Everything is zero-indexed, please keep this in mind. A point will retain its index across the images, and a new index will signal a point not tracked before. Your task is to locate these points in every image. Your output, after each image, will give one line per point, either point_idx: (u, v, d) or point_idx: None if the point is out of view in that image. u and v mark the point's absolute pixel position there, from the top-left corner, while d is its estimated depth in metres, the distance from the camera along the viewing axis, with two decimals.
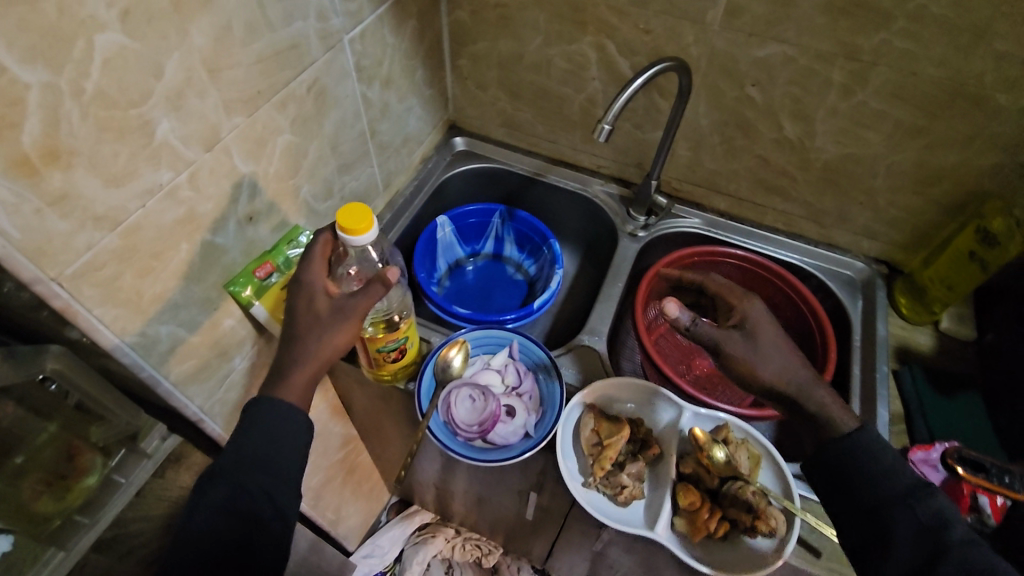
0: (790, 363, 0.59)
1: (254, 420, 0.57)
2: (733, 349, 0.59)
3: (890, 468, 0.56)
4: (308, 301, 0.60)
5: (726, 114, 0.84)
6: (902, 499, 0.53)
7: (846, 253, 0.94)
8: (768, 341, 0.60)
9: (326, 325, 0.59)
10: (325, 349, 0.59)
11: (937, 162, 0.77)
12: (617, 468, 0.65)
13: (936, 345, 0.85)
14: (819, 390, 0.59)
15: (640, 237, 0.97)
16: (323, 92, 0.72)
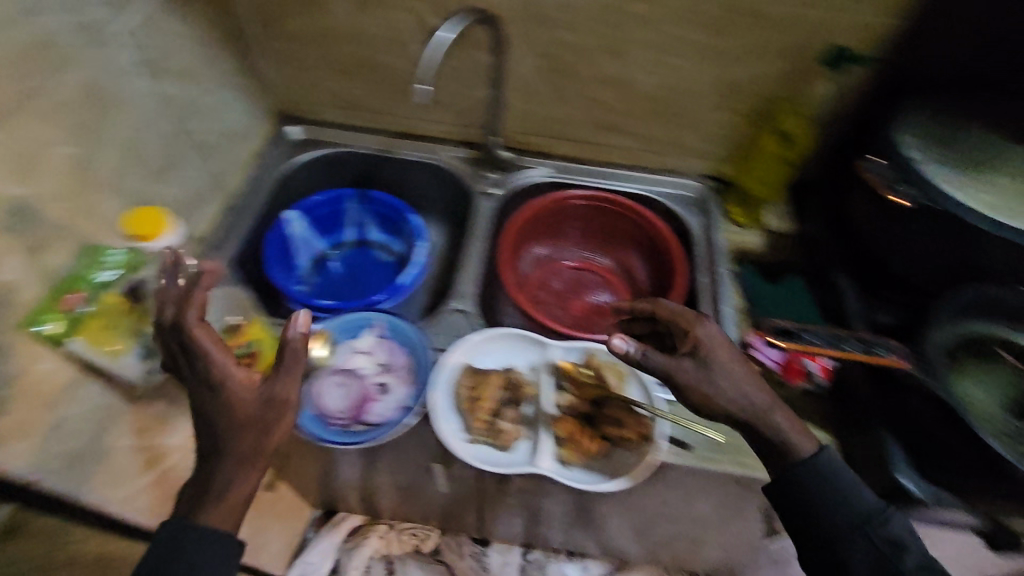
0: (746, 390, 0.56)
1: (178, 546, 0.47)
2: (686, 378, 0.57)
3: (847, 494, 0.55)
4: (229, 397, 0.52)
5: (547, 61, 0.87)
6: (857, 529, 0.53)
7: (684, 176, 1.01)
8: (722, 366, 0.57)
9: (258, 424, 0.51)
10: (255, 450, 0.51)
11: (735, 76, 0.84)
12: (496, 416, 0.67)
13: (766, 243, 0.93)
14: (776, 415, 0.56)
15: (494, 193, 0.98)
16: (96, 94, 0.67)
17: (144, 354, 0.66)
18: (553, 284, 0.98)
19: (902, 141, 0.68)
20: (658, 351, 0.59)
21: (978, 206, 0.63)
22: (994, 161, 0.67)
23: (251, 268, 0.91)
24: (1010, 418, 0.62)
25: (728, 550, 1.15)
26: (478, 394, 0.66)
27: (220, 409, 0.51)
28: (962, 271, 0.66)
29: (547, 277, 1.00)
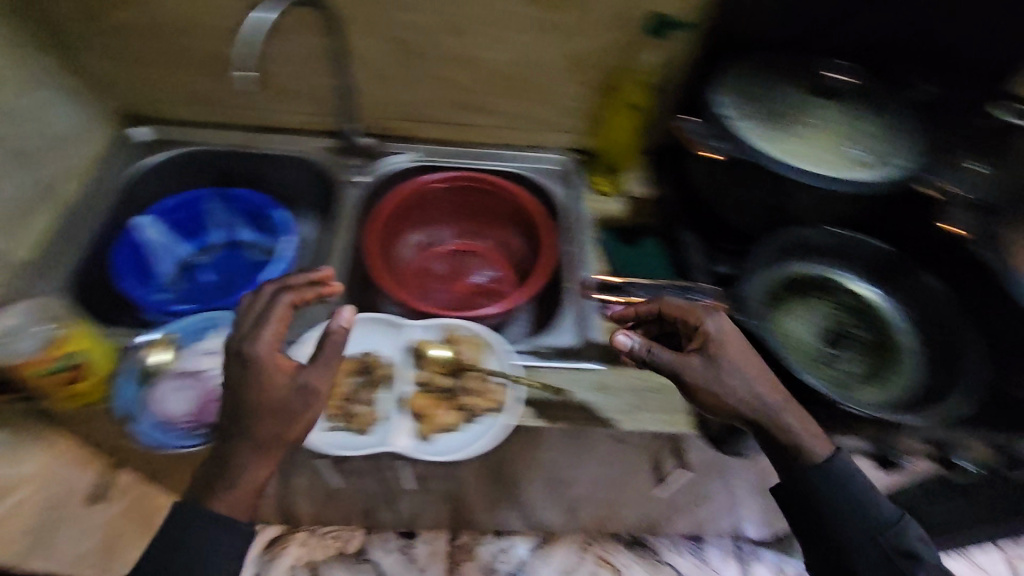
0: (755, 386, 0.59)
1: (190, 524, 0.53)
2: (693, 376, 0.59)
3: (861, 496, 0.57)
4: (264, 381, 0.56)
5: (392, 43, 0.86)
6: (869, 538, 0.56)
7: (549, 150, 1.03)
8: (731, 363, 0.59)
9: (279, 413, 0.55)
10: (273, 436, 0.55)
11: (574, 49, 0.87)
12: (352, 400, 0.68)
13: (628, 208, 0.96)
14: (788, 416, 0.58)
15: (360, 181, 0.97)
16: None
17: None
18: (435, 268, 0.99)
19: (717, 101, 0.73)
20: (667, 350, 0.61)
21: (783, 154, 0.69)
22: (799, 112, 0.73)
23: (103, 281, 0.86)
24: (820, 346, 0.69)
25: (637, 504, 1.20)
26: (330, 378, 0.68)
27: (257, 390, 0.55)
28: (777, 216, 0.74)
29: (427, 262, 1.01)
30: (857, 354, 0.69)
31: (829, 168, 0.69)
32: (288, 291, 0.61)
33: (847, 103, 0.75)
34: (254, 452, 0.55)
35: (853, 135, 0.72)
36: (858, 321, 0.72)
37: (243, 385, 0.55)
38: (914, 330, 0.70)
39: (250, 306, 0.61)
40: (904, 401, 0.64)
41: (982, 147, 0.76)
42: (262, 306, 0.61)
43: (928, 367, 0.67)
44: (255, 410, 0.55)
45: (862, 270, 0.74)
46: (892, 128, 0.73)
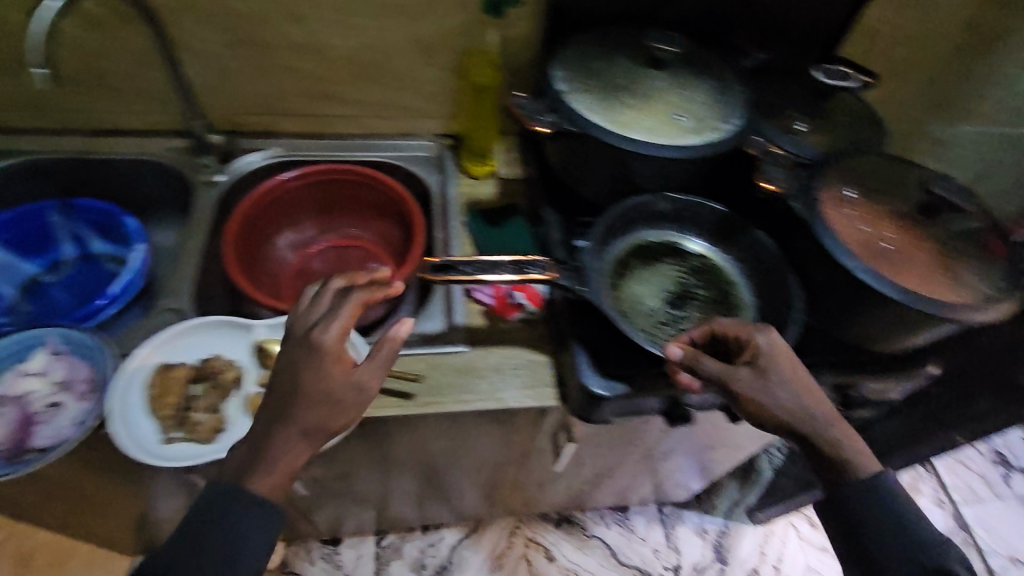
0: (800, 399, 0.59)
1: (223, 510, 0.52)
2: (742, 387, 0.59)
3: (903, 518, 0.60)
4: (318, 372, 0.54)
5: (230, 32, 0.83)
6: (909, 553, 0.58)
7: (419, 137, 1.02)
8: (779, 374, 0.59)
9: (330, 404, 0.54)
10: (310, 427, 0.54)
11: (423, 32, 0.86)
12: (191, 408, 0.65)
13: (497, 190, 0.97)
14: (834, 429, 0.60)
15: (218, 182, 0.93)
16: None
17: None
18: (311, 267, 0.99)
19: (553, 76, 0.74)
20: (713, 360, 0.60)
21: (615, 126, 0.71)
22: (635, 82, 0.75)
23: None
24: (665, 308, 0.72)
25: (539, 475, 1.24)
26: (166, 389, 0.65)
27: (312, 378, 0.54)
28: (621, 187, 0.76)
29: (307, 261, 1.00)
30: (699, 311, 0.72)
31: (660, 136, 0.71)
32: (359, 287, 0.59)
33: (680, 74, 0.76)
34: (287, 446, 0.53)
35: (684, 104, 0.74)
36: (702, 279, 0.75)
37: (301, 373, 0.54)
38: (750, 284, 0.74)
39: (314, 301, 0.58)
40: None
41: (804, 107, 0.82)
42: (326, 300, 0.58)
43: (761, 316, 0.71)
44: (301, 398, 0.53)
45: (704, 230, 0.77)
46: (722, 95, 0.76)
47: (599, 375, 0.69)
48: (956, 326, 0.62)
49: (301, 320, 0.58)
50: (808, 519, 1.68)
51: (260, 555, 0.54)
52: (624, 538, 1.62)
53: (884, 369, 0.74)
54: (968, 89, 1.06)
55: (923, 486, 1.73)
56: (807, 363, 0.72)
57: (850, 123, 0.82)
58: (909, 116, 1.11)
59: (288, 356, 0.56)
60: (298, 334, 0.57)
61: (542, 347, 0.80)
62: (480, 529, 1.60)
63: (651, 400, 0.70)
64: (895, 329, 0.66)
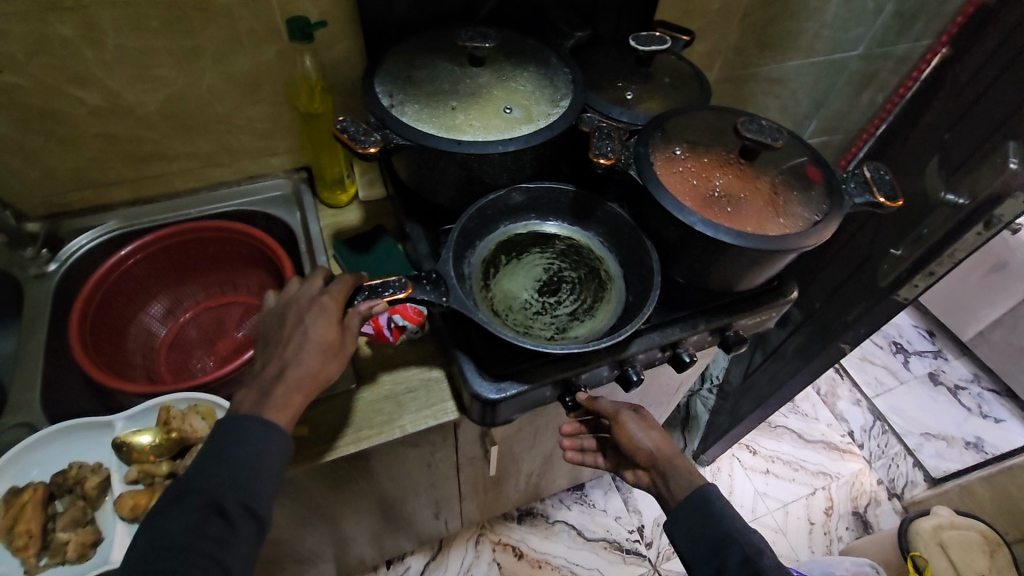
0: (666, 441, 0.75)
1: (239, 430, 0.55)
2: (623, 423, 0.76)
3: (720, 513, 0.68)
4: (322, 323, 0.60)
5: (16, 111, 0.75)
6: (729, 538, 0.65)
7: (269, 177, 0.98)
8: (649, 420, 0.77)
9: (331, 353, 0.60)
10: (311, 372, 0.59)
11: (237, 69, 0.81)
12: (51, 531, 0.59)
13: (363, 216, 0.95)
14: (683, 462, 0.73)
15: (50, 271, 0.84)
16: None
17: None
18: (188, 335, 0.93)
19: (375, 92, 0.72)
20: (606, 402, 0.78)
21: (446, 131, 0.70)
22: (461, 84, 0.75)
23: None
24: (538, 297, 0.72)
25: (481, 482, 1.23)
26: (13, 518, 0.58)
27: (322, 327, 0.60)
28: (474, 187, 0.75)
29: (180, 329, 0.94)
30: (572, 293, 0.73)
31: (494, 132, 0.71)
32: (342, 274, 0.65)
33: (499, 67, 0.77)
34: (292, 385, 0.58)
35: (511, 96, 0.74)
36: (568, 260, 0.76)
37: (312, 321, 0.60)
38: (612, 255, 0.76)
39: (308, 279, 0.65)
40: (613, 324, 0.70)
41: (631, 74, 0.85)
42: (322, 279, 0.66)
43: (628, 285, 0.73)
44: (307, 343, 0.59)
45: (562, 213, 0.78)
46: (548, 81, 0.77)
47: (489, 380, 0.68)
48: (791, 253, 0.67)
49: (303, 293, 0.64)
50: (747, 446, 1.70)
51: (276, 474, 0.56)
52: (586, 515, 1.64)
53: (750, 305, 0.78)
54: (783, 27, 1.15)
55: (841, 390, 1.87)
56: (682, 317, 0.75)
57: (675, 82, 0.86)
58: (739, 61, 1.18)
59: (297, 311, 0.62)
60: (301, 300, 0.63)
61: (433, 362, 0.79)
62: (444, 548, 1.58)
63: (544, 389, 0.70)
64: (750, 269, 0.70)
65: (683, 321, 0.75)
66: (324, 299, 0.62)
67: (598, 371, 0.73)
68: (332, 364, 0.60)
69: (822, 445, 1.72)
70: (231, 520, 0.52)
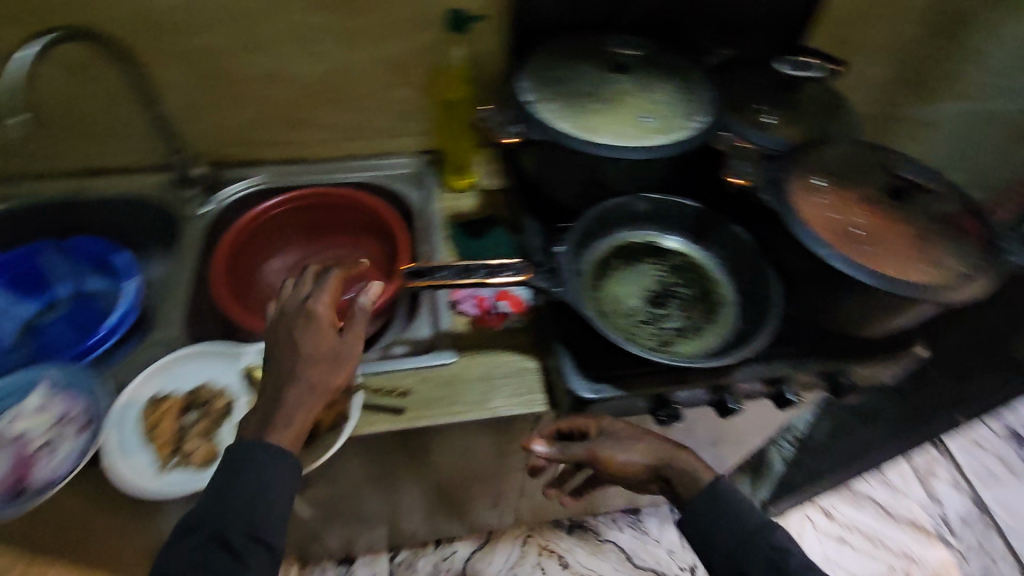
0: (648, 446, 0.70)
1: (245, 458, 0.54)
2: (600, 452, 0.69)
3: (734, 512, 0.65)
4: (313, 335, 0.58)
5: (203, 68, 0.84)
6: (747, 542, 0.62)
7: (397, 156, 1.04)
8: (620, 433, 0.70)
9: (332, 362, 0.58)
10: (315, 385, 0.57)
11: (391, 53, 0.87)
12: (182, 437, 0.66)
13: (479, 203, 0.98)
14: (680, 455, 0.70)
15: (206, 212, 0.95)
16: None
17: None
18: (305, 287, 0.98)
19: (516, 87, 0.75)
20: (571, 445, 0.69)
21: (580, 131, 0.71)
22: (600, 88, 0.75)
23: None
24: (647, 306, 0.72)
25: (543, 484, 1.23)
26: (155, 419, 0.66)
27: (311, 340, 0.58)
28: (596, 191, 0.76)
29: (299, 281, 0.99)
30: (681, 308, 0.72)
31: (629, 138, 0.71)
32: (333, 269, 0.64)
33: (641, 76, 0.77)
34: (305, 391, 0.56)
35: (648, 105, 0.74)
36: (682, 276, 0.75)
37: (302, 333, 0.58)
38: (728, 279, 0.75)
39: (297, 285, 0.63)
40: (719, 348, 0.68)
41: (772, 99, 0.83)
42: (311, 280, 0.63)
43: (741, 309, 0.71)
44: (304, 354, 0.57)
45: (681, 227, 0.78)
46: (687, 94, 0.76)
47: (586, 379, 0.69)
48: (932, 307, 0.62)
49: (289, 301, 0.62)
50: (823, 509, 1.58)
51: (285, 503, 0.54)
52: (638, 541, 1.61)
53: (868, 350, 0.74)
54: (944, 69, 1.06)
55: (939, 470, 1.70)
56: (792, 352, 0.72)
57: (818, 112, 0.82)
58: (887, 100, 1.11)
59: (286, 324, 0.59)
60: (291, 306, 0.61)
61: (530, 353, 0.79)
62: (492, 540, 1.60)
63: (638, 401, 0.70)
64: (877, 316, 0.65)
65: (793, 358, 0.72)
66: (313, 315, 0.59)
67: (696, 392, 0.71)
68: (331, 375, 0.57)
69: (909, 525, 1.57)
70: (238, 551, 0.51)
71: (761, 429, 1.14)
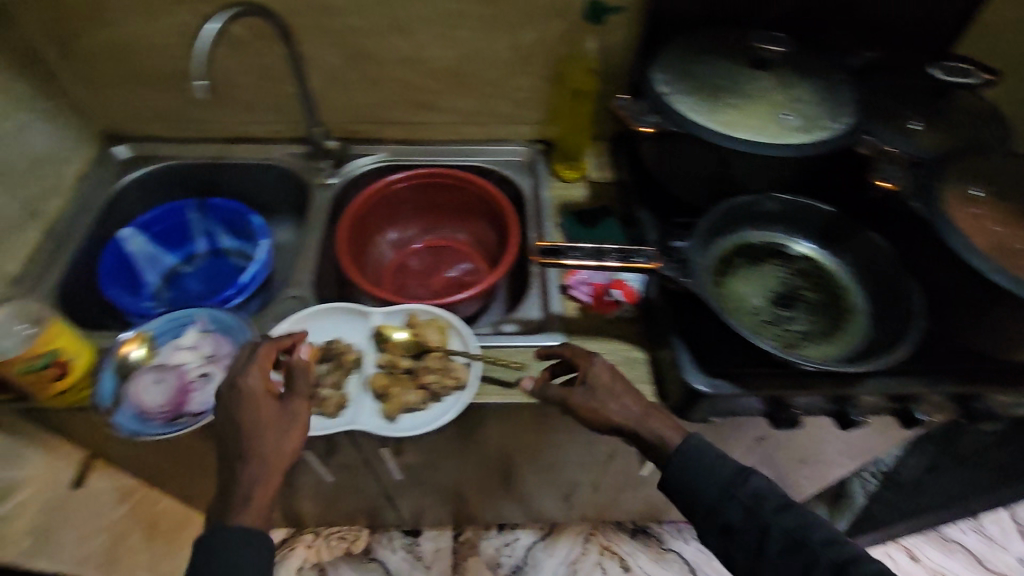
0: (626, 402, 0.66)
1: (216, 546, 0.56)
2: (578, 402, 0.66)
3: (708, 467, 0.64)
4: (257, 406, 0.61)
5: (348, 48, 0.90)
6: (726, 497, 0.63)
7: (511, 142, 1.05)
8: (605, 387, 0.67)
9: (278, 427, 0.61)
10: (274, 456, 0.59)
11: (524, 41, 0.89)
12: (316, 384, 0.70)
13: (589, 194, 0.98)
14: (650, 420, 0.66)
15: (331, 183, 1.01)
16: None
17: None
18: (410, 265, 1.05)
19: (652, 78, 0.75)
20: (553, 386, 0.68)
21: (719, 126, 0.70)
22: (740, 83, 0.73)
23: (85, 293, 0.90)
24: (772, 307, 0.70)
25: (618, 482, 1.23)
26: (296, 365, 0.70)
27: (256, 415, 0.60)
28: (723, 187, 0.76)
29: (404, 258, 1.06)
30: (808, 312, 0.70)
31: (769, 135, 0.69)
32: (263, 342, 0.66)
33: (783, 74, 0.75)
34: (262, 463, 0.59)
35: (790, 103, 0.72)
36: (809, 280, 0.73)
37: (241, 411, 0.60)
38: (858, 287, 0.72)
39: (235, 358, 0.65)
40: (847, 356, 0.66)
41: (921, 106, 0.78)
42: (243, 356, 0.65)
43: (874, 320, 0.69)
44: (250, 429, 0.59)
45: (810, 230, 0.76)
46: (831, 94, 0.73)
47: (702, 373, 0.69)
48: None
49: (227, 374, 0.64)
50: (907, 550, 1.48)
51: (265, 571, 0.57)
52: (702, 553, 1.57)
53: (1018, 377, 0.68)
54: None
55: None
56: (927, 371, 0.69)
57: (973, 122, 0.77)
58: None
59: (225, 403, 0.61)
60: (222, 388, 0.63)
61: (637, 343, 0.80)
62: (554, 533, 1.60)
63: (754, 401, 0.69)
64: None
65: (925, 377, 0.68)
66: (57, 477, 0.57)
67: (814, 399, 0.70)
68: (286, 441, 0.60)
69: None
70: None
71: (858, 454, 1.09)
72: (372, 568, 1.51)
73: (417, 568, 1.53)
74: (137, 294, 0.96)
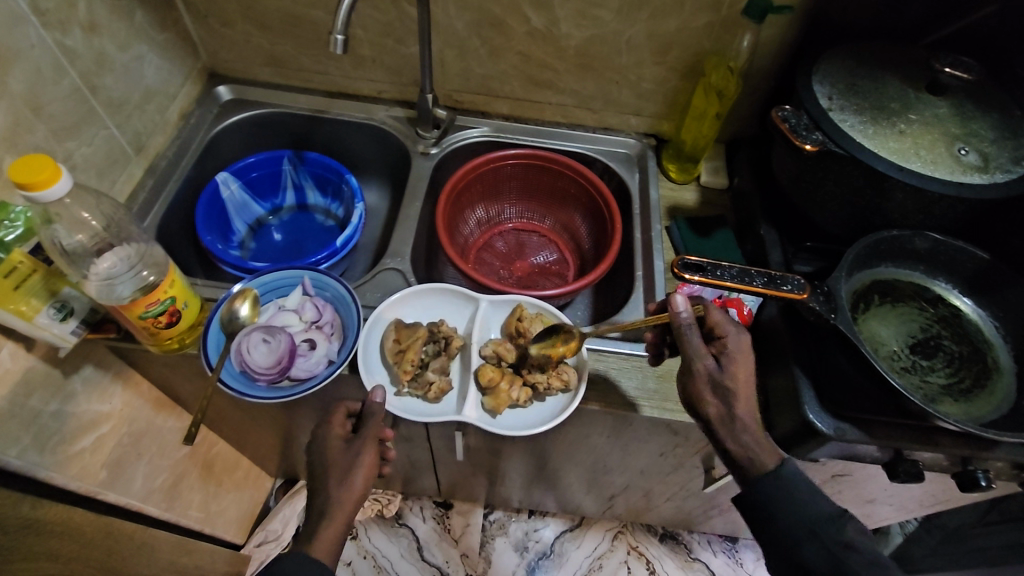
0: (744, 403, 0.59)
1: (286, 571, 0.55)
2: (704, 370, 0.60)
3: (790, 493, 0.58)
4: (327, 452, 0.63)
5: (478, 13, 0.85)
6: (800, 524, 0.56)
7: (620, 133, 1.00)
8: (740, 375, 0.60)
9: (344, 465, 0.62)
10: (343, 491, 0.60)
11: (663, 30, 0.84)
12: (422, 368, 0.71)
13: (701, 199, 0.93)
14: (750, 431, 0.59)
15: (432, 153, 0.97)
16: (8, 59, 0.64)
17: (60, 313, 0.64)
18: (496, 245, 1.01)
19: (814, 89, 0.69)
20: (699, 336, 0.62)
21: (886, 153, 0.65)
22: (909, 108, 0.68)
23: (180, 234, 0.89)
24: (910, 353, 0.66)
25: (671, 492, 1.13)
26: (404, 347, 0.70)
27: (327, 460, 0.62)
28: (872, 219, 0.69)
29: (490, 238, 1.01)
30: (948, 364, 0.66)
31: (941, 171, 0.64)
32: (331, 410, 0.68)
33: (959, 104, 0.69)
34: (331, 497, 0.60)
35: (967, 137, 0.66)
36: (949, 330, 0.69)
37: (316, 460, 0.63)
38: (1004, 345, 0.67)
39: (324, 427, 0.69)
40: (993, 420, 0.62)
41: None
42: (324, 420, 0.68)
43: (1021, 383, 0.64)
44: (321, 475, 0.62)
45: (958, 276, 0.70)
46: (1011, 131, 0.67)
47: (828, 415, 0.65)
48: None
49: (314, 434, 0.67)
50: None
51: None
52: None
53: None
54: None
55: None
56: None
57: None
58: None
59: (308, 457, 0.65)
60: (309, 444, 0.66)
61: None
62: (583, 525, 1.45)
63: (872, 449, 0.66)
64: None
65: None
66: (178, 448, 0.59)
67: (937, 457, 0.66)
68: (360, 475, 0.61)
69: None
70: None
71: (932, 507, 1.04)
72: (402, 534, 1.41)
73: (446, 540, 1.40)
74: (227, 242, 0.94)
